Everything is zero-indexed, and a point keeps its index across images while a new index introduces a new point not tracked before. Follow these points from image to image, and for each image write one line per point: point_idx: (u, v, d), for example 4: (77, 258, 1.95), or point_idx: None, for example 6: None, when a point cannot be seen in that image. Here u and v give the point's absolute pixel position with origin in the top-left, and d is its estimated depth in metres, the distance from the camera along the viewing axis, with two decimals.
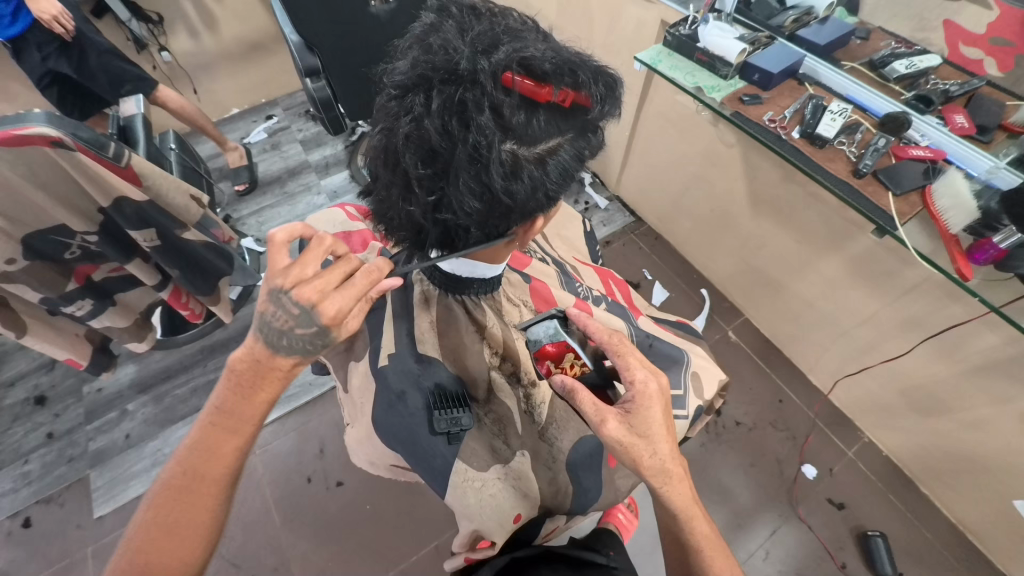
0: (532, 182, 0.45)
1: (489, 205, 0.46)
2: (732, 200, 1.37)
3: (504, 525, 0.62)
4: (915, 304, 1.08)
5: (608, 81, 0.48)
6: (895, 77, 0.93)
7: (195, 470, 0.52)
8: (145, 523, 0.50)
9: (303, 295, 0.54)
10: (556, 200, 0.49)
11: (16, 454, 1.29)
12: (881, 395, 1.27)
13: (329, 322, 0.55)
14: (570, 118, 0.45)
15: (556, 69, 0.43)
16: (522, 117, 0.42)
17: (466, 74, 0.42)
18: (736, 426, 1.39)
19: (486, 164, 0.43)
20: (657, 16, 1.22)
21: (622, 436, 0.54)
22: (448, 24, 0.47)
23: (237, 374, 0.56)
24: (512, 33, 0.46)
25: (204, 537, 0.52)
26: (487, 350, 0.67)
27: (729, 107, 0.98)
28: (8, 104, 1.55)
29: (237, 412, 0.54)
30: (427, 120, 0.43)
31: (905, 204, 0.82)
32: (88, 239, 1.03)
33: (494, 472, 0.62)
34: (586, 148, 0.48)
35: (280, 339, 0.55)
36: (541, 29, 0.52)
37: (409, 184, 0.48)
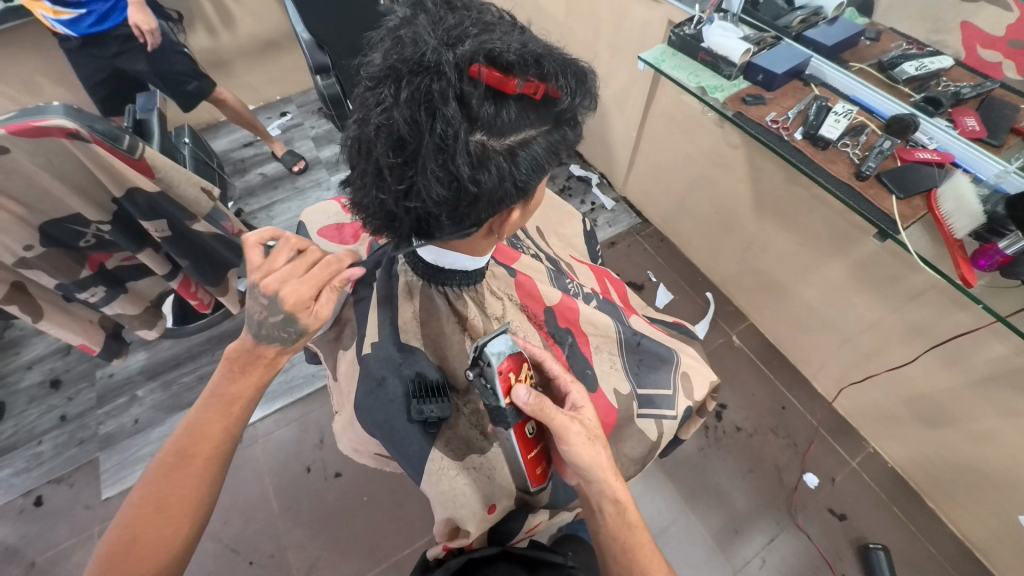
0: (500, 173, 0.46)
1: (458, 194, 0.47)
2: (737, 202, 1.36)
3: (478, 513, 0.62)
4: (922, 311, 1.05)
5: (578, 73, 0.49)
6: (904, 79, 0.92)
7: (187, 447, 0.55)
8: (141, 494, 0.53)
9: (267, 284, 0.59)
10: (527, 192, 0.50)
11: (30, 434, 1.34)
12: (887, 404, 1.24)
13: (291, 308, 0.58)
14: (539, 110, 0.46)
15: (521, 61, 0.43)
16: (489, 108, 0.43)
17: (433, 65, 0.42)
18: (736, 431, 1.37)
19: (452, 154, 0.43)
20: (664, 16, 1.22)
21: (582, 435, 0.58)
22: (421, 18, 0.48)
23: (230, 362, 0.60)
24: (482, 25, 0.47)
25: (191, 513, 0.55)
26: (469, 341, 0.68)
27: (731, 107, 0.97)
28: (35, 98, 1.62)
29: (231, 393, 0.59)
30: (396, 110, 0.43)
31: (908, 208, 0.80)
32: (102, 228, 1.06)
33: (470, 461, 0.63)
34: (556, 140, 0.49)
35: (260, 329, 0.59)
36: (518, 23, 0.53)
37: (380, 175, 0.48)
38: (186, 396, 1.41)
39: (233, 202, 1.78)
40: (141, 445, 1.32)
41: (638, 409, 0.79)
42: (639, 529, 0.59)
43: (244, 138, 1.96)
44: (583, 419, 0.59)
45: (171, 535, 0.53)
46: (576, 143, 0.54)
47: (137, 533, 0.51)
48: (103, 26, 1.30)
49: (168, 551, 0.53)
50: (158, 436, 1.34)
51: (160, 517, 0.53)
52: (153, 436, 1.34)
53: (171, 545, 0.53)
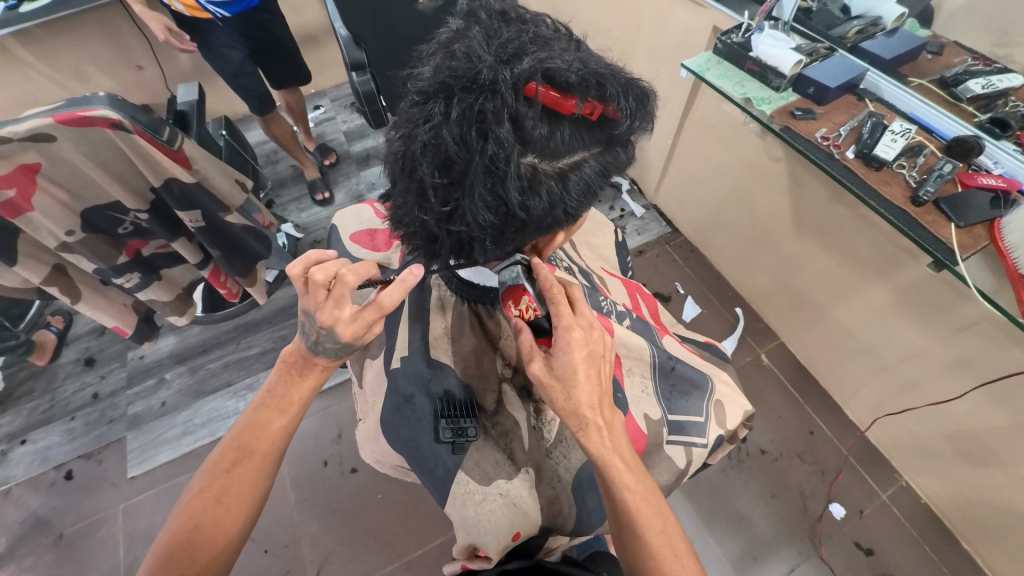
0: (550, 198, 0.45)
1: (504, 218, 0.46)
2: (776, 217, 1.31)
3: (501, 541, 0.61)
4: (972, 344, 0.99)
5: (637, 94, 0.47)
6: (968, 97, 0.85)
7: (247, 443, 0.57)
8: (201, 488, 0.54)
9: (322, 318, 0.55)
10: (574, 215, 0.50)
11: (65, 410, 1.39)
12: (925, 438, 1.18)
13: (346, 341, 0.56)
14: (594, 132, 0.46)
15: (581, 81, 0.42)
16: (544, 130, 0.42)
17: (487, 83, 0.40)
18: (761, 454, 1.33)
19: (502, 177, 0.42)
20: (708, 22, 1.17)
21: (543, 376, 0.54)
22: (476, 31, 0.46)
23: (286, 365, 0.62)
24: (539, 41, 0.45)
25: (247, 510, 0.55)
26: (500, 360, 0.66)
27: (778, 121, 0.93)
28: (83, 86, 1.67)
29: (288, 394, 0.60)
30: (446, 129, 0.42)
31: (968, 237, 0.75)
32: (140, 216, 1.08)
33: (496, 488, 0.61)
34: (607, 161, 0.49)
35: (317, 344, 0.57)
36: (573, 37, 0.51)
37: (424, 194, 0.47)
38: (212, 382, 1.43)
39: (265, 193, 1.81)
40: (167, 427, 1.35)
41: (668, 435, 0.76)
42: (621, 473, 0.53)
43: None
44: (551, 361, 0.53)
45: (226, 529, 0.54)
46: (626, 164, 0.53)
47: (197, 523, 0.52)
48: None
49: (224, 548, 0.53)
50: (183, 420, 1.37)
51: (221, 511, 0.54)
52: (178, 419, 1.37)
53: (227, 540, 0.54)
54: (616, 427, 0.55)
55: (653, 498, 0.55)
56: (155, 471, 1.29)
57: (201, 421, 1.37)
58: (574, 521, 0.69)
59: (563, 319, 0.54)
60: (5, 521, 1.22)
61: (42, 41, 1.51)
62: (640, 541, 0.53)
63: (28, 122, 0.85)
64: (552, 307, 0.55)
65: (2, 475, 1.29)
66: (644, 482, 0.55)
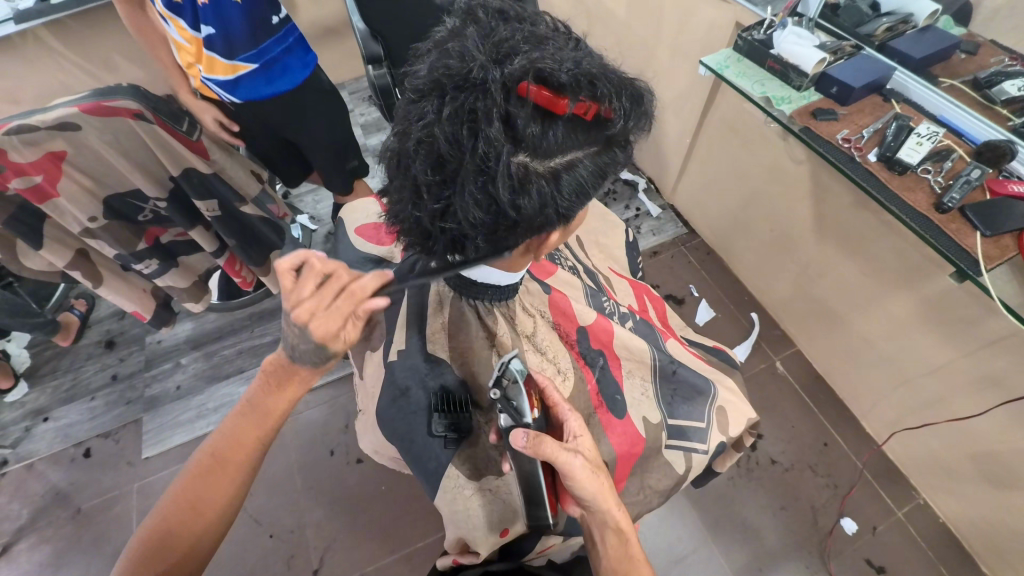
0: (541, 198, 0.44)
1: (496, 217, 0.45)
2: (797, 221, 1.27)
3: (490, 537, 0.63)
4: (1001, 359, 0.96)
5: (632, 94, 0.46)
6: (1003, 99, 0.81)
7: (223, 451, 0.58)
8: (177, 493, 0.56)
9: (298, 315, 0.54)
10: (567, 215, 0.49)
11: (85, 389, 1.44)
12: (945, 455, 1.14)
13: (319, 341, 0.55)
14: (589, 132, 0.45)
15: (573, 81, 0.41)
16: (536, 129, 0.41)
17: (479, 83, 0.41)
18: (771, 464, 1.30)
19: (493, 176, 0.42)
20: (731, 18, 1.15)
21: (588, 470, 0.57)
22: (471, 30, 0.46)
23: (266, 376, 0.61)
24: (534, 40, 0.44)
25: (217, 515, 0.56)
26: (496, 356, 0.66)
27: (799, 122, 0.90)
28: (112, 75, 1.72)
29: (266, 405, 0.60)
30: (439, 127, 0.42)
31: (995, 247, 0.72)
32: (159, 205, 1.11)
33: (486, 483, 0.62)
34: (604, 162, 0.48)
35: (294, 352, 0.58)
36: (572, 35, 0.51)
37: (417, 192, 0.47)
38: (226, 368, 1.47)
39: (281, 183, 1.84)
40: (181, 411, 1.39)
41: (667, 440, 0.76)
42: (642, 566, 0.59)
43: None
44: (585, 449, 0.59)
45: (197, 531, 0.55)
46: (624, 163, 0.52)
47: (172, 528, 0.54)
48: (273, 85, 1.06)
49: (198, 549, 0.55)
50: (197, 404, 1.40)
51: (196, 515, 0.55)
52: (192, 403, 1.40)
53: (198, 541, 0.55)
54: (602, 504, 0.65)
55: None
56: (169, 452, 1.33)
57: (214, 406, 1.40)
58: (568, 521, 0.71)
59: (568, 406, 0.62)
60: (28, 492, 1.28)
61: (74, 31, 1.55)
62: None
63: (56, 111, 0.88)
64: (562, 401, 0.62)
65: (26, 449, 1.34)
66: None
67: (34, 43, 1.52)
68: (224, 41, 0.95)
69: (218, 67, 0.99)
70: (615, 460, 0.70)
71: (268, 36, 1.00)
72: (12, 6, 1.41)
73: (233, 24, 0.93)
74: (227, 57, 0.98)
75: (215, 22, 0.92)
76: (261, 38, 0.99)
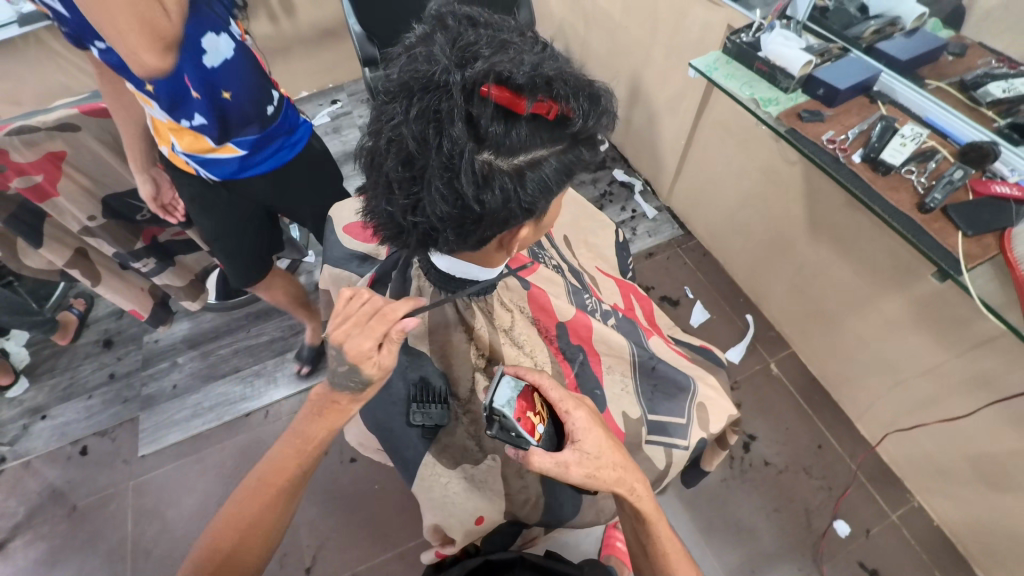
0: (505, 193, 0.46)
1: (462, 212, 0.47)
2: (791, 222, 1.28)
3: (465, 525, 0.67)
4: (990, 359, 0.96)
5: (592, 94, 0.48)
6: (988, 101, 0.82)
7: (268, 473, 0.58)
8: (226, 513, 0.57)
9: (333, 333, 0.55)
10: (534, 212, 0.50)
11: (83, 388, 1.45)
12: (938, 456, 1.15)
13: (351, 363, 0.55)
14: (551, 131, 0.46)
15: (531, 82, 0.43)
16: (499, 128, 0.43)
17: (443, 85, 0.43)
18: (765, 466, 1.30)
19: (457, 172, 0.44)
20: (723, 20, 1.16)
21: (587, 471, 0.56)
22: (441, 34, 0.48)
23: (311, 407, 0.60)
24: (499, 42, 0.46)
25: (265, 534, 0.57)
26: (474, 350, 0.68)
27: (785, 123, 0.90)
28: None
29: (308, 433, 0.59)
30: (407, 126, 0.45)
31: (977, 246, 0.73)
32: None
33: (461, 471, 0.67)
34: (570, 160, 0.49)
35: (332, 376, 0.58)
36: (540, 38, 0.52)
37: (390, 188, 0.50)
38: (222, 367, 1.48)
39: None
40: (178, 409, 1.41)
41: (648, 435, 0.78)
42: (664, 544, 0.62)
43: None
44: (583, 450, 0.57)
45: (244, 551, 0.56)
46: (592, 161, 0.54)
47: (218, 544, 0.55)
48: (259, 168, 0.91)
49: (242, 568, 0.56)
50: (193, 403, 1.42)
51: (243, 534, 0.56)
52: (188, 402, 1.42)
53: (247, 561, 0.56)
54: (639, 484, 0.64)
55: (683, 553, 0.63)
56: (165, 450, 1.35)
57: (210, 405, 1.41)
58: (544, 512, 0.72)
59: (565, 402, 0.59)
60: (25, 490, 1.29)
61: None
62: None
63: (56, 112, 0.93)
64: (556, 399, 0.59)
65: (24, 447, 1.36)
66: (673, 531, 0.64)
67: (37, 45, 1.55)
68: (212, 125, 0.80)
69: (200, 143, 0.82)
70: None
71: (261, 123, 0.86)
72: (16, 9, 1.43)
73: (224, 113, 0.79)
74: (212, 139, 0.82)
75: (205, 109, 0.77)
76: (253, 124, 0.84)
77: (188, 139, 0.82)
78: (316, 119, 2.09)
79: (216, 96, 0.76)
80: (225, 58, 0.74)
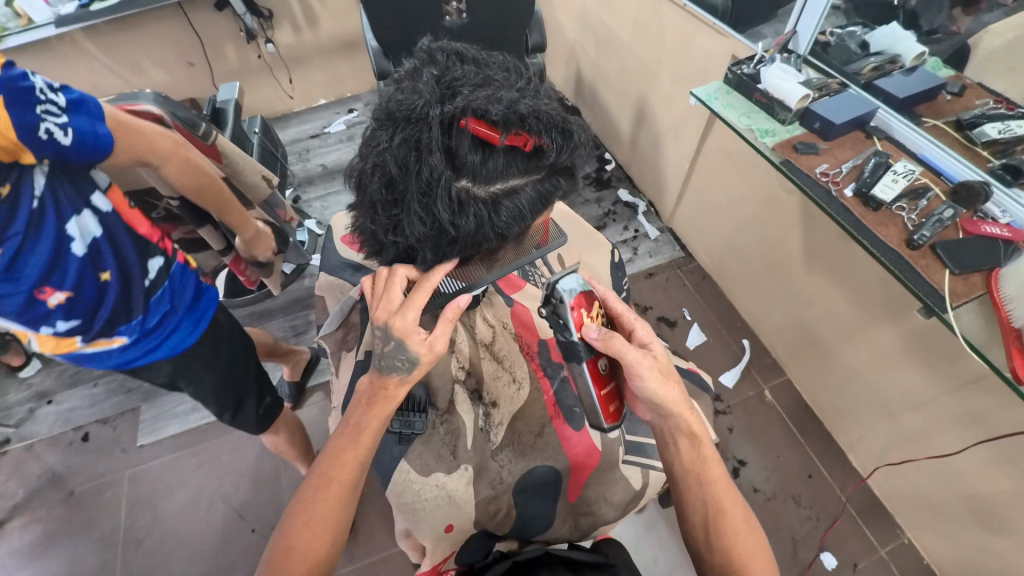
0: (478, 219, 0.52)
1: (439, 232, 0.53)
2: (788, 250, 1.29)
3: (435, 531, 0.71)
4: (982, 398, 0.96)
5: (566, 129, 0.54)
6: (983, 141, 0.83)
7: (327, 470, 0.58)
8: (292, 515, 0.56)
9: (377, 315, 0.60)
10: (506, 235, 0.57)
11: (89, 375, 1.50)
12: (929, 492, 1.13)
13: (398, 335, 0.58)
14: (524, 161, 0.52)
15: (505, 119, 0.49)
16: (476, 158, 0.50)
17: (424, 118, 0.48)
18: (753, 492, 1.29)
19: (435, 198, 0.50)
20: (727, 50, 1.18)
21: (656, 369, 0.64)
22: (428, 68, 0.54)
23: (361, 394, 0.62)
24: (479, 81, 0.52)
25: (331, 536, 0.56)
26: (455, 362, 0.77)
27: (780, 154, 0.92)
28: (140, 77, 1.84)
29: (362, 422, 0.60)
30: (389, 152, 0.50)
31: (962, 284, 0.73)
32: (172, 203, 1.13)
33: (434, 479, 0.71)
34: (544, 189, 0.56)
35: (381, 361, 0.60)
36: (520, 72, 0.58)
37: (374, 209, 0.55)
38: None
39: (293, 188, 1.91)
40: (178, 402, 1.44)
41: (625, 454, 0.83)
42: (714, 466, 0.64)
43: (309, 131, 2.10)
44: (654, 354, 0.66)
45: (315, 550, 0.55)
46: (565, 189, 0.61)
47: (292, 545, 0.54)
48: (153, 356, 0.80)
49: (315, 566, 0.55)
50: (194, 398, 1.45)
51: (309, 533, 0.55)
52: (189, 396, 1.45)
53: (319, 560, 0.55)
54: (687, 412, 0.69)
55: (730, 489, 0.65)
56: (163, 442, 1.38)
57: None
58: (513, 525, 0.76)
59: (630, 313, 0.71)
60: (26, 473, 1.33)
61: (109, 35, 1.68)
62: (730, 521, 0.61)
63: None
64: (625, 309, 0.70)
65: (29, 429, 1.40)
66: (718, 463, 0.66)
67: (69, 44, 1.65)
68: (83, 324, 0.71)
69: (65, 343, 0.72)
70: (567, 468, 0.78)
71: (147, 308, 0.77)
72: (55, 12, 1.51)
73: (101, 299, 0.72)
74: (79, 336, 0.72)
75: (71, 312, 0.69)
76: (139, 308, 0.76)
77: (51, 343, 0.71)
78: (332, 127, 2.15)
79: (81, 295, 0.69)
80: (91, 235, 0.69)
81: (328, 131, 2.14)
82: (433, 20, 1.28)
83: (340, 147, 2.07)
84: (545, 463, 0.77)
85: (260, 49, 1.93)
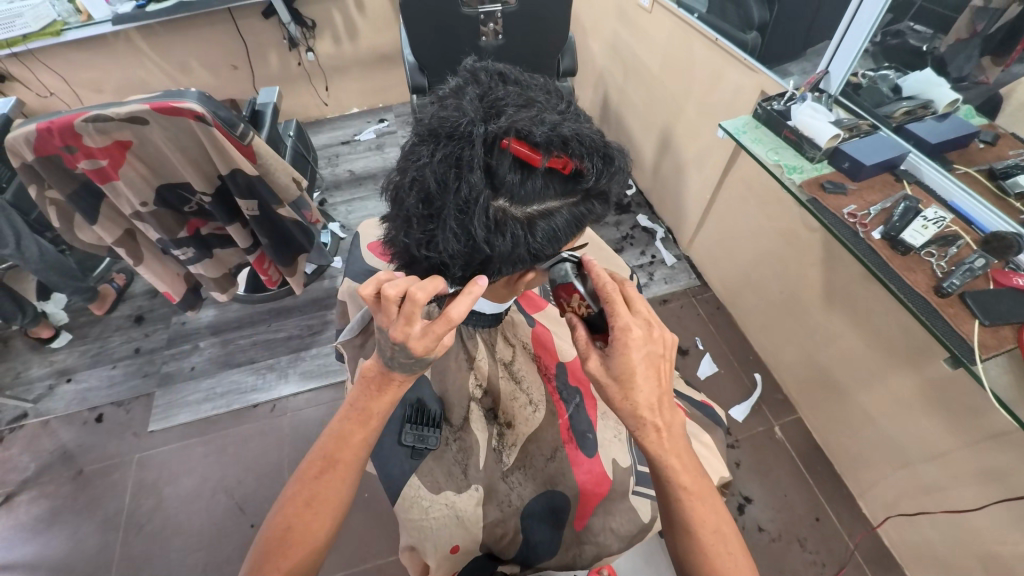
0: (514, 239, 0.54)
1: (472, 249, 0.54)
2: (807, 288, 1.27)
3: (439, 549, 0.71)
4: (1003, 454, 0.92)
5: (607, 154, 0.55)
6: (1016, 192, 0.82)
7: (332, 453, 0.57)
8: (292, 493, 0.56)
9: (394, 334, 0.53)
10: (538, 256, 0.58)
11: (108, 357, 1.53)
12: (943, 549, 1.09)
13: (417, 355, 0.54)
14: (561, 182, 0.54)
15: (547, 141, 0.50)
16: (516, 178, 0.51)
17: (467, 136, 0.50)
18: (758, 532, 1.25)
19: (472, 215, 0.51)
20: (757, 85, 1.19)
21: (601, 375, 0.54)
22: (472, 87, 0.55)
23: (366, 380, 0.60)
24: (523, 103, 0.53)
25: (332, 518, 0.57)
26: (472, 379, 0.77)
27: (807, 192, 0.92)
28: (187, 77, 1.93)
29: (370, 407, 0.59)
30: (429, 167, 0.51)
31: (992, 336, 0.71)
32: (204, 199, 1.17)
33: (443, 498, 0.71)
34: (579, 212, 0.58)
35: (388, 359, 0.57)
36: (561, 95, 0.60)
37: (408, 222, 0.56)
38: (238, 356, 1.53)
39: (320, 192, 1.96)
40: (192, 391, 1.46)
41: (634, 486, 0.81)
42: (680, 476, 0.54)
43: (340, 138, 2.16)
44: (607, 363, 0.54)
45: (314, 533, 0.55)
46: (600, 213, 0.62)
47: (292, 523, 0.55)
48: None
49: (315, 547, 0.55)
50: (206, 388, 1.46)
51: (311, 512, 0.55)
52: (203, 385, 1.47)
53: (317, 542, 0.56)
54: (674, 424, 0.56)
55: (709, 498, 0.56)
56: (173, 429, 1.39)
57: (223, 390, 1.46)
58: (517, 549, 0.76)
59: (620, 320, 0.53)
60: (38, 448, 1.36)
61: (160, 35, 1.77)
62: (695, 541, 0.54)
63: (128, 105, 0.93)
64: (608, 306, 0.54)
65: (46, 406, 1.43)
66: (698, 479, 0.55)
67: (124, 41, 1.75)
68: None
69: None
70: (577, 496, 0.77)
71: None
72: (114, 10, 1.60)
73: None
74: None
75: None
76: None
77: None
78: (362, 135, 2.20)
79: None
80: None
81: (358, 138, 2.19)
82: (471, 41, 1.32)
83: (368, 155, 2.12)
84: (555, 490, 0.77)
85: (301, 57, 2.01)
